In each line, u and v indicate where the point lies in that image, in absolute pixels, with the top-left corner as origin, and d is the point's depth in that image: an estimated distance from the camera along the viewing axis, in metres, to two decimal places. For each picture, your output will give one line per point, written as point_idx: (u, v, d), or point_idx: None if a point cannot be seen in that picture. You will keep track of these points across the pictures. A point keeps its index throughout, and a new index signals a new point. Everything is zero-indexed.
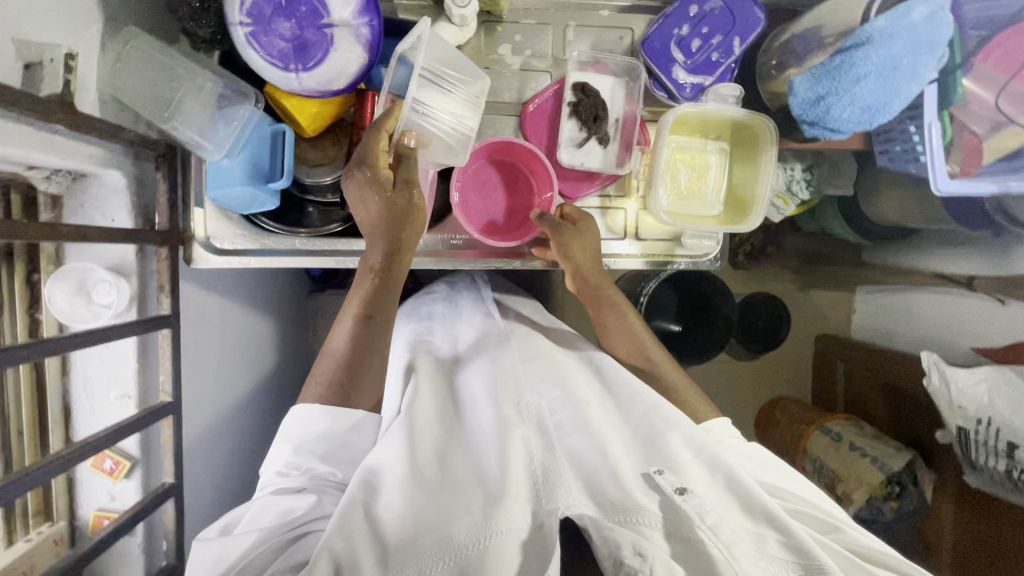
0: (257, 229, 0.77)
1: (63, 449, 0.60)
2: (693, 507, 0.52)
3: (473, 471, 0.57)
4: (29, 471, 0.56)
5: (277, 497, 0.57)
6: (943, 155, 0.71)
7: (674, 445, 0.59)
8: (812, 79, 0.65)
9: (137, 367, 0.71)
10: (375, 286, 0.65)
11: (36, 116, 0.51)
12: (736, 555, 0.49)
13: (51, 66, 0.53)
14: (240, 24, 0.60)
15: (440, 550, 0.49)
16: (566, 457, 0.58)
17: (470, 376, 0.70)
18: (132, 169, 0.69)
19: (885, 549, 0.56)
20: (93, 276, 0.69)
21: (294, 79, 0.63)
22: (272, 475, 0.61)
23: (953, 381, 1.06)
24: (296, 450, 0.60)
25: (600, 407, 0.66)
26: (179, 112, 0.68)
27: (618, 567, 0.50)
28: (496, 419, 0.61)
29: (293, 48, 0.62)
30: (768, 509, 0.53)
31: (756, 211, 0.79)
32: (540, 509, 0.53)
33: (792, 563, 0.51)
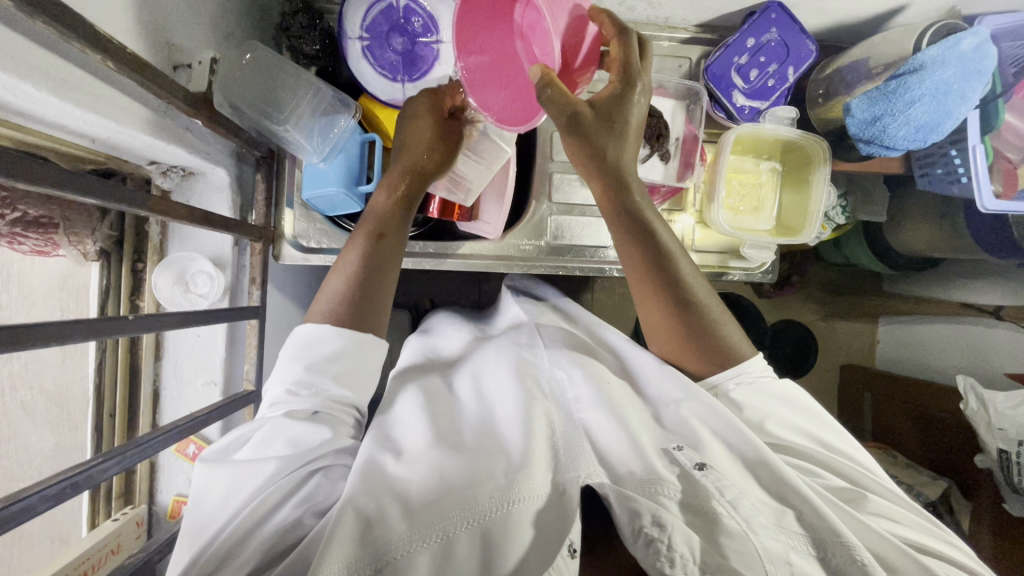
0: (342, 231, 0.81)
1: (162, 424, 0.55)
2: (712, 481, 0.57)
3: (497, 442, 0.62)
4: (136, 442, 0.51)
5: (291, 420, 0.58)
6: (986, 175, 0.77)
7: (697, 425, 0.64)
8: (869, 101, 0.72)
9: (224, 355, 0.74)
10: (389, 205, 0.68)
11: (186, 107, 0.57)
12: (755, 529, 0.54)
13: (199, 67, 0.62)
14: (358, 38, 0.71)
15: (465, 511, 0.53)
16: (584, 430, 0.65)
17: (477, 364, 0.76)
18: (234, 169, 0.75)
19: (910, 534, 0.59)
20: (193, 266, 0.73)
21: (399, 88, 0.74)
22: (280, 393, 0.61)
23: (991, 403, 1.08)
24: (309, 369, 0.61)
25: (620, 385, 0.72)
26: (287, 114, 0.73)
27: (637, 535, 0.54)
28: (520, 391, 0.67)
29: (404, 64, 0.73)
30: (786, 485, 0.58)
31: (810, 226, 0.84)
32: (561, 479, 0.58)
33: (808, 538, 0.55)
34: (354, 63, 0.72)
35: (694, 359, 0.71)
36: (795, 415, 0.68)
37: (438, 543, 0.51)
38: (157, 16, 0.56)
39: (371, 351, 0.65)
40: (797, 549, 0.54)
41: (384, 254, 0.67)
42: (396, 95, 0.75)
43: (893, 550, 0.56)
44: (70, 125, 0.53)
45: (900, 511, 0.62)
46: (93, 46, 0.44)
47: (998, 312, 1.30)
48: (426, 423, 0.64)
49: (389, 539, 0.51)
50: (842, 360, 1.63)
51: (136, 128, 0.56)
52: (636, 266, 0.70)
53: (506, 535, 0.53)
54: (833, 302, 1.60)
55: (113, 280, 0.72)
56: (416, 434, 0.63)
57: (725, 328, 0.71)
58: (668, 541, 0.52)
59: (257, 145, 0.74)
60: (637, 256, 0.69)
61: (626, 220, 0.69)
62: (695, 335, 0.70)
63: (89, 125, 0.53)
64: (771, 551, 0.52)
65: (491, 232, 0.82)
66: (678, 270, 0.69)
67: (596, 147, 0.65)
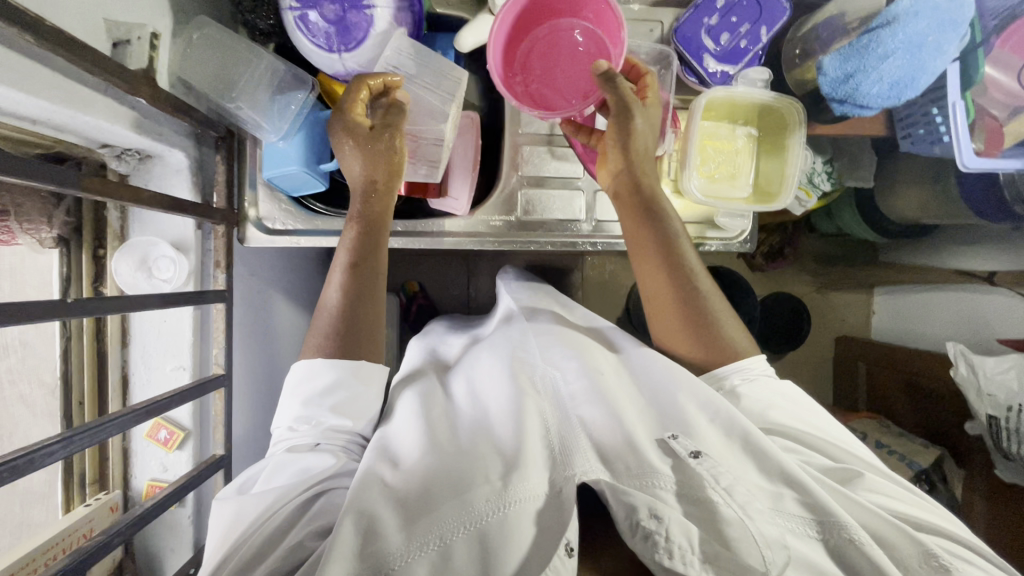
0: (305, 210, 0.79)
1: (128, 404, 0.57)
2: (707, 469, 0.55)
3: (489, 440, 0.63)
4: (102, 420, 0.53)
5: (293, 454, 0.61)
6: (966, 134, 0.74)
7: (693, 414, 0.62)
8: (841, 57, 0.69)
9: (192, 339, 0.74)
10: (359, 235, 0.68)
11: (124, 84, 0.56)
12: (750, 514, 0.52)
13: (138, 44, 0.59)
14: (290, 8, 0.66)
15: (461, 517, 0.52)
16: (581, 426, 0.64)
17: (475, 365, 0.77)
18: (193, 151, 0.74)
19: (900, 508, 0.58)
20: (155, 251, 0.72)
21: (337, 59, 0.68)
22: (283, 430, 0.64)
23: (980, 369, 1.06)
24: (307, 404, 0.63)
25: (618, 379, 0.71)
26: (240, 90, 0.70)
27: (634, 528, 0.52)
28: (513, 389, 0.67)
29: (337, 31, 0.67)
30: (786, 470, 0.56)
31: (787, 191, 0.82)
32: (558, 477, 0.57)
33: (810, 520, 0.54)
34: (290, 35, 0.67)
35: (681, 335, 0.71)
36: (787, 399, 0.68)
37: (435, 549, 0.50)
38: None
39: (367, 377, 0.66)
40: (795, 532, 0.54)
41: (364, 281, 0.67)
42: (336, 66, 0.69)
43: (887, 526, 0.54)
44: (4, 106, 0.52)
45: (899, 490, 0.60)
46: (7, 18, 0.42)
47: (991, 278, 1.26)
48: (422, 426, 0.65)
49: (387, 551, 0.50)
50: (837, 332, 1.62)
51: (73, 107, 0.55)
52: (645, 249, 0.72)
53: (504, 539, 0.52)
54: (829, 274, 1.59)
55: (75, 268, 0.71)
56: (411, 433, 0.64)
57: (725, 323, 0.71)
58: (665, 533, 0.51)
59: (214, 124, 0.73)
60: (648, 248, 0.72)
61: (637, 209, 0.73)
62: (694, 321, 0.70)
63: (22, 105, 0.51)
64: (768, 535, 0.51)
65: (461, 209, 0.82)
66: (689, 262, 0.71)
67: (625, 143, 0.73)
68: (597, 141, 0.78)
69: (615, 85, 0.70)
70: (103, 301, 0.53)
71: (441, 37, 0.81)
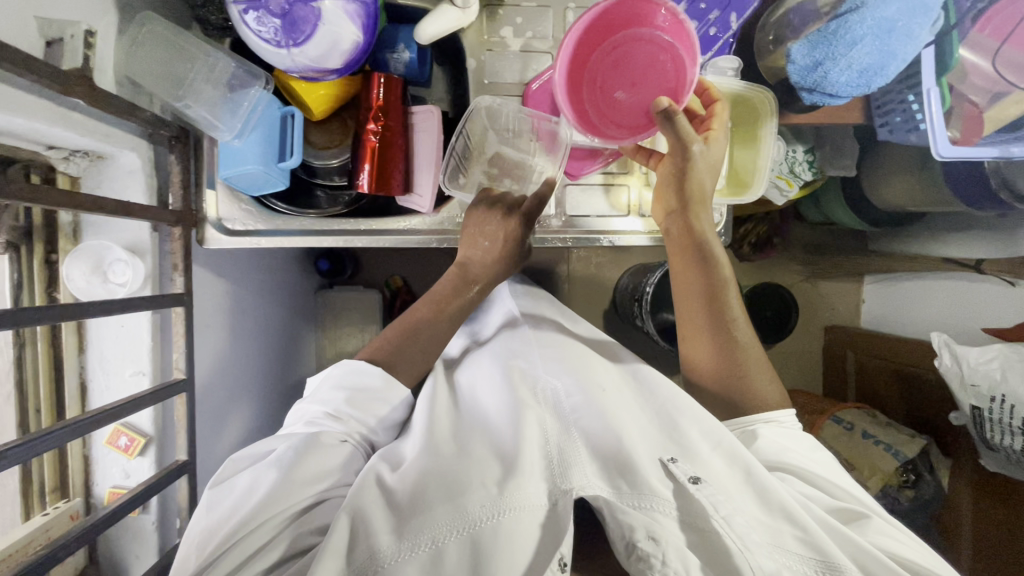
0: (267, 211, 0.79)
1: (79, 414, 0.57)
2: (705, 496, 0.57)
3: (490, 444, 0.66)
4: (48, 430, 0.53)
5: (320, 440, 0.62)
6: (941, 122, 0.72)
7: (694, 436, 0.64)
8: (809, 45, 0.66)
9: (151, 344, 0.72)
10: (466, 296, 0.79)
11: (57, 86, 0.53)
12: (749, 547, 0.53)
13: (72, 43, 0.57)
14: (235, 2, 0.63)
15: (455, 522, 0.54)
16: (582, 441, 0.65)
17: (481, 374, 0.78)
18: (148, 152, 0.72)
19: (908, 555, 0.57)
20: (110, 255, 0.70)
21: (286, 55, 0.65)
22: (314, 412, 0.66)
23: (964, 359, 1.02)
24: (350, 403, 0.66)
25: (620, 395, 0.72)
26: (190, 91, 0.70)
27: (630, 550, 0.54)
28: (514, 400, 0.69)
29: (284, 25, 0.64)
30: (786, 504, 0.57)
31: (759, 181, 0.81)
32: (555, 489, 0.59)
33: (810, 559, 0.54)
34: (237, 30, 0.65)
35: (713, 377, 0.73)
36: (798, 439, 0.69)
37: (427, 551, 0.52)
38: None
39: (394, 392, 0.69)
40: (791, 569, 0.54)
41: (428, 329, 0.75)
42: (285, 63, 0.66)
43: (884, 569, 0.54)
44: None
45: (910, 541, 0.59)
46: None
47: (979, 266, 1.20)
48: (424, 433, 0.67)
49: (377, 549, 0.53)
50: (827, 321, 1.62)
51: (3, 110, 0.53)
52: (692, 299, 0.74)
53: (495, 544, 0.53)
54: (818, 263, 1.59)
55: (26, 274, 0.69)
56: (419, 439, 0.67)
57: (762, 381, 0.72)
58: (662, 556, 0.52)
59: (167, 124, 0.70)
60: (695, 299, 0.74)
61: (690, 255, 0.74)
62: (729, 374, 0.72)
63: None
64: (766, 568, 0.52)
65: (425, 205, 0.81)
66: (731, 318, 0.72)
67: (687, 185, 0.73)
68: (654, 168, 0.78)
69: (673, 123, 0.66)
70: (42, 310, 0.51)
71: (404, 28, 0.79)
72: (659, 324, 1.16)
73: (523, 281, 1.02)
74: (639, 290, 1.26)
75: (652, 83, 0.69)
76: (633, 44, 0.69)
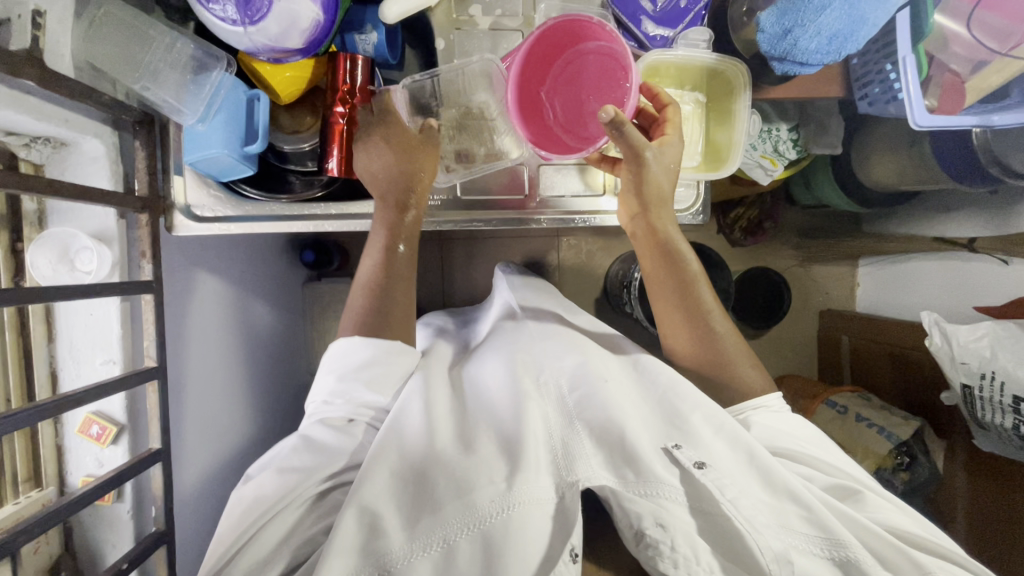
0: (236, 196, 0.78)
1: (39, 399, 0.57)
2: (712, 480, 0.55)
3: (492, 431, 0.64)
4: (6, 414, 0.53)
5: (326, 428, 0.66)
6: (918, 88, 0.70)
7: (697, 422, 0.62)
8: (778, 12, 0.64)
9: (119, 332, 0.72)
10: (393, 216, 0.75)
11: (2, 65, 0.53)
12: (756, 528, 0.53)
13: (19, 22, 0.56)
14: None
15: (465, 519, 0.54)
16: (586, 433, 0.62)
17: (483, 363, 0.76)
18: (112, 138, 0.71)
19: (905, 523, 0.57)
20: (76, 243, 0.70)
21: (243, 34, 0.64)
22: (319, 403, 0.69)
23: (954, 338, 1.00)
24: (341, 379, 0.68)
25: (616, 382, 0.69)
26: (149, 74, 0.69)
27: (639, 538, 0.54)
28: (515, 394, 0.66)
29: (238, 4, 0.63)
30: (790, 485, 0.56)
31: (734, 155, 0.79)
32: (561, 482, 0.57)
33: (817, 538, 0.54)
34: (194, 9, 0.64)
35: (689, 355, 0.74)
36: (786, 422, 0.69)
37: (439, 550, 0.53)
38: None
39: (397, 359, 0.71)
40: (799, 548, 0.53)
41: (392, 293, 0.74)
42: (244, 41, 0.65)
43: (884, 543, 0.54)
44: None
45: (901, 511, 0.60)
46: None
47: (970, 245, 1.18)
48: (426, 419, 0.65)
49: (388, 549, 0.53)
50: (822, 305, 1.60)
51: None
52: (664, 290, 0.74)
53: (506, 540, 0.52)
54: (811, 247, 1.57)
55: None
56: (417, 425, 0.65)
57: (742, 365, 0.72)
58: (670, 542, 0.52)
59: (129, 109, 0.70)
60: (664, 289, 0.74)
61: (656, 250, 0.74)
62: (709, 361, 0.72)
63: None
64: (774, 548, 0.52)
65: None
66: (703, 298, 0.73)
67: (643, 186, 0.72)
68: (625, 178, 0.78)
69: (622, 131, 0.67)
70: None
71: (370, 8, 0.78)
72: (647, 309, 1.15)
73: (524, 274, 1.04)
74: (629, 276, 1.24)
75: (607, 91, 0.71)
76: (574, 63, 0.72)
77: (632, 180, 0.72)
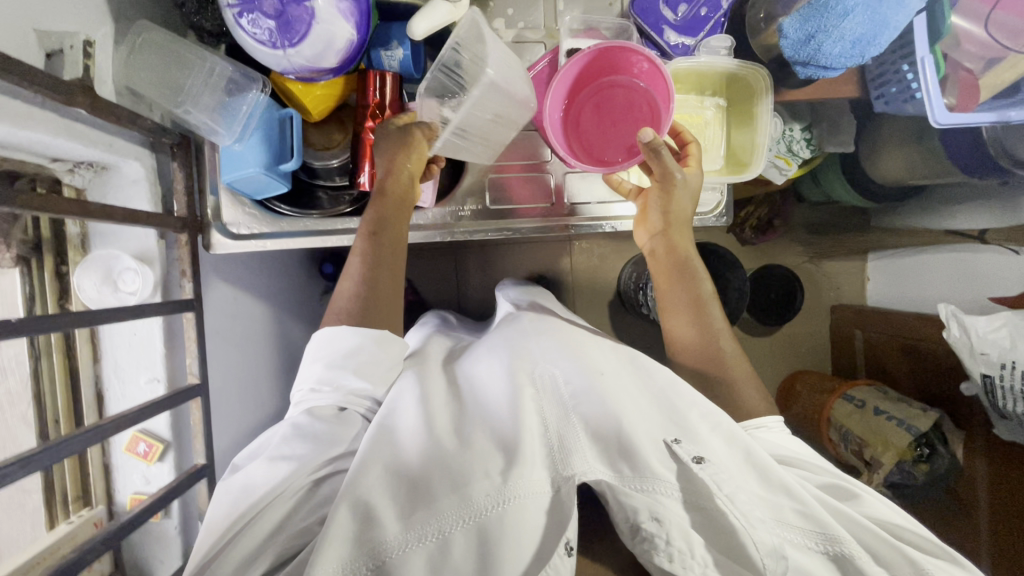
0: (270, 213, 0.79)
1: (98, 419, 0.58)
2: (710, 475, 0.55)
3: (487, 427, 0.62)
4: (67, 436, 0.54)
5: (314, 416, 0.63)
6: (938, 90, 0.71)
7: (694, 419, 0.61)
8: (801, 18, 0.67)
9: (163, 351, 0.73)
10: (382, 209, 0.73)
11: (61, 96, 0.55)
12: (753, 523, 0.52)
13: (71, 53, 0.57)
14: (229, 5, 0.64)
15: (461, 510, 0.53)
16: (582, 426, 0.61)
17: (477, 359, 0.75)
18: (150, 160, 0.72)
19: (899, 522, 0.57)
20: (119, 264, 0.72)
21: (282, 56, 0.66)
22: (305, 391, 0.67)
23: (973, 329, 1.01)
24: (330, 366, 0.67)
25: (615, 375, 0.68)
26: (189, 96, 0.71)
27: (635, 532, 0.54)
28: (511, 386, 0.66)
29: (277, 26, 0.64)
30: (784, 482, 0.56)
31: (757, 159, 0.81)
32: (557, 476, 0.56)
33: (811, 532, 0.54)
34: (232, 32, 0.65)
35: (689, 355, 0.74)
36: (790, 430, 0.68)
37: (434, 541, 0.51)
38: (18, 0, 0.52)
39: (387, 348, 0.69)
40: (794, 543, 0.54)
41: (379, 266, 0.72)
42: (282, 63, 0.67)
43: (877, 539, 0.54)
44: None
45: (893, 509, 0.59)
46: None
47: (982, 236, 1.20)
48: (421, 415, 0.64)
49: (382, 540, 0.51)
50: (832, 300, 1.61)
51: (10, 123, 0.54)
52: (676, 303, 0.76)
53: (502, 534, 0.51)
54: (820, 243, 1.58)
55: (36, 287, 0.69)
56: (412, 419, 0.64)
57: (747, 391, 0.70)
58: (666, 536, 0.52)
59: (168, 132, 0.72)
60: (677, 306, 0.76)
61: (676, 274, 0.77)
62: (706, 358, 0.73)
63: None
64: (770, 543, 0.51)
65: (428, 201, 0.82)
66: (715, 318, 0.75)
67: (670, 209, 0.76)
68: (642, 202, 0.81)
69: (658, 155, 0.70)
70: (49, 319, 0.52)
71: (396, 26, 0.79)
72: None
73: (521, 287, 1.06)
74: (644, 278, 1.25)
75: (633, 124, 0.76)
76: (616, 90, 0.76)
77: (658, 203, 0.77)
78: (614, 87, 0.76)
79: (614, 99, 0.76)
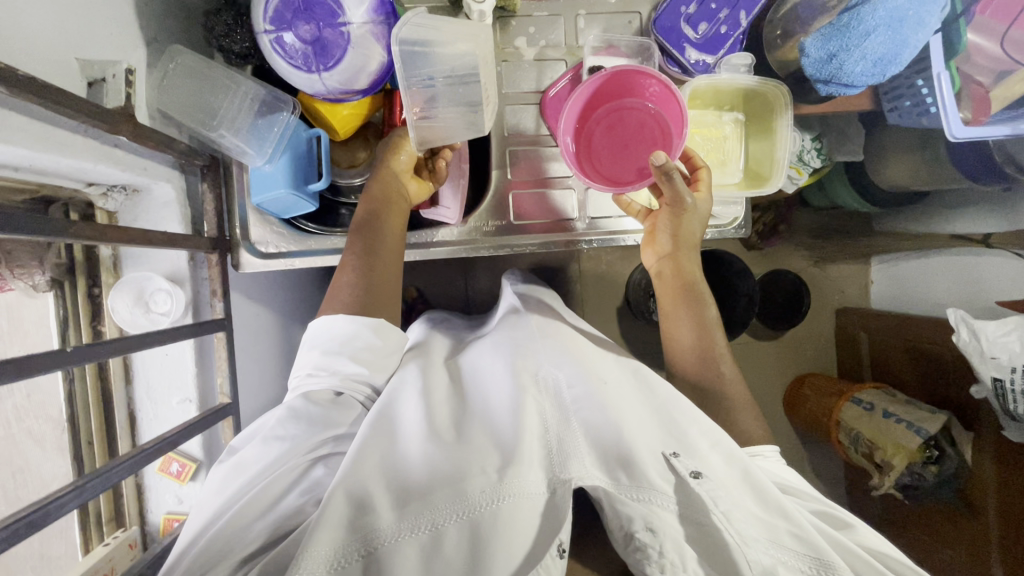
0: (298, 232, 0.79)
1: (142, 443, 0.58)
2: (707, 490, 0.55)
3: (489, 428, 0.62)
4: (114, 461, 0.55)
5: (310, 400, 0.63)
6: (953, 104, 0.74)
7: (694, 436, 0.62)
8: (823, 38, 0.69)
9: (195, 371, 0.74)
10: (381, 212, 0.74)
11: (103, 124, 0.55)
12: (746, 542, 0.52)
13: (114, 82, 0.60)
14: (265, 32, 0.65)
15: (456, 505, 0.53)
16: (580, 433, 0.61)
17: (478, 360, 0.75)
18: (180, 182, 0.73)
19: (898, 558, 0.57)
20: (150, 285, 0.72)
21: (317, 80, 0.67)
22: (303, 376, 0.66)
23: (982, 333, 1.03)
24: (327, 353, 0.66)
25: (615, 386, 0.69)
26: (222, 119, 0.72)
27: (628, 541, 0.53)
28: (514, 387, 0.66)
29: (314, 52, 0.66)
30: (781, 504, 0.56)
31: (777, 173, 0.81)
32: (554, 478, 0.56)
33: (804, 555, 0.53)
34: (267, 58, 0.67)
35: (694, 369, 0.75)
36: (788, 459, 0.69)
37: (427, 533, 0.51)
38: (63, 32, 0.53)
39: (388, 335, 0.69)
40: (786, 565, 0.53)
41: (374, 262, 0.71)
42: (316, 87, 0.68)
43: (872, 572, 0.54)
44: None
45: (888, 547, 0.59)
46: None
47: (987, 241, 1.23)
48: (422, 410, 0.64)
49: (376, 528, 0.51)
50: (837, 304, 1.62)
51: (55, 151, 0.55)
52: (678, 319, 0.78)
53: (495, 532, 0.51)
54: (824, 248, 1.58)
55: (70, 309, 0.71)
56: (412, 413, 0.64)
57: (744, 417, 0.71)
58: (659, 548, 0.51)
59: (197, 153, 0.73)
60: (681, 320, 0.78)
61: (682, 294, 0.78)
62: (704, 370, 0.74)
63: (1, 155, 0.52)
64: (763, 563, 0.51)
65: (452, 217, 0.84)
66: (716, 339, 0.76)
67: (678, 227, 0.78)
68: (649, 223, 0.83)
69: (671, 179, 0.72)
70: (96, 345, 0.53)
71: None
72: None
73: (526, 279, 1.04)
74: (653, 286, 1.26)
75: (646, 145, 0.77)
76: (629, 110, 0.78)
77: (668, 225, 0.78)
78: (627, 108, 0.78)
79: (627, 120, 0.77)
